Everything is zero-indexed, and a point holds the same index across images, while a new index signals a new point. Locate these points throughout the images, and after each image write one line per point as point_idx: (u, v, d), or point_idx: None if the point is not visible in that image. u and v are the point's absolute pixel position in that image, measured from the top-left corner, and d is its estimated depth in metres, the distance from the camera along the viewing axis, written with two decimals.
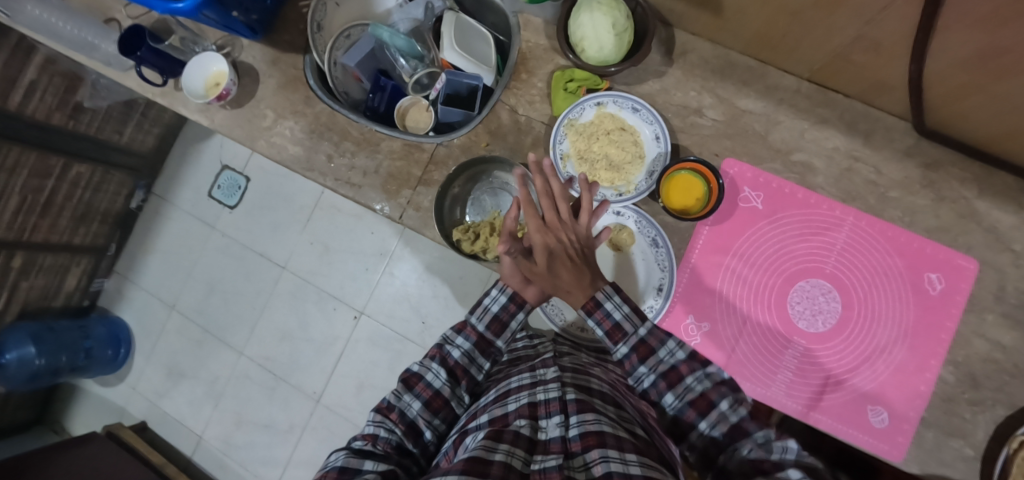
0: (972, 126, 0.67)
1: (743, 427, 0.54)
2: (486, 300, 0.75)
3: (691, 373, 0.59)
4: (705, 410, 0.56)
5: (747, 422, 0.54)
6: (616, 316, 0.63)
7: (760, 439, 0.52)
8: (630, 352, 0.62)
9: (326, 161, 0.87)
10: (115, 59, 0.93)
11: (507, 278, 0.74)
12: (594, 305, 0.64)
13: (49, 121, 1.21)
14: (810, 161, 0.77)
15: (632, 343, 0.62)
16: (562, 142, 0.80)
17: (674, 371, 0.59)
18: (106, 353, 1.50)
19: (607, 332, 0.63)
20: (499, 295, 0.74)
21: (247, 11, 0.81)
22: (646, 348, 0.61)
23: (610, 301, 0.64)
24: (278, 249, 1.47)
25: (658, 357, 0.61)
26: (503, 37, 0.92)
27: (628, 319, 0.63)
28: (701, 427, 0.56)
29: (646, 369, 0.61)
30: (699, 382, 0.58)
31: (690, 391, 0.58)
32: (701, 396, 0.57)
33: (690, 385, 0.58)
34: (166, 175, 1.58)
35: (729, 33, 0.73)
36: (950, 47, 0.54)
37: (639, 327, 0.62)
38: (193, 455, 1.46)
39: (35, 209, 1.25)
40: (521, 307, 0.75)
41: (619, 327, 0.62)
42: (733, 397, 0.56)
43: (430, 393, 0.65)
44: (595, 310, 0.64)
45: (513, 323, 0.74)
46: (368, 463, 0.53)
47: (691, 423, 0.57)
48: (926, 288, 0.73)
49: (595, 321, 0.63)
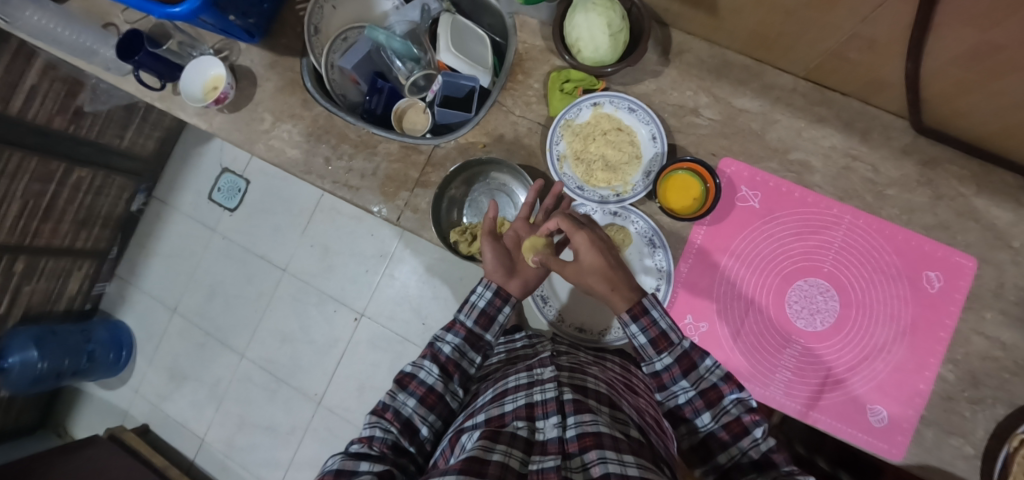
0: (969, 124, 0.66)
1: (771, 458, 0.56)
2: (473, 296, 0.74)
3: (729, 394, 0.60)
4: (739, 435, 0.58)
5: (775, 454, 0.56)
6: (663, 324, 0.64)
7: (785, 470, 0.54)
8: (672, 363, 0.63)
9: (324, 164, 0.87)
10: (113, 64, 0.94)
11: (490, 275, 0.74)
12: (641, 310, 0.65)
13: (51, 126, 1.21)
14: (807, 160, 0.77)
15: (676, 354, 0.63)
16: (559, 143, 0.81)
17: (714, 389, 0.61)
18: (108, 356, 1.51)
19: (651, 339, 0.64)
20: (485, 291, 0.73)
21: (245, 15, 0.81)
22: (689, 362, 0.62)
23: (657, 309, 0.65)
24: (279, 251, 1.48)
25: (699, 372, 0.62)
26: (499, 38, 0.93)
27: (673, 330, 0.64)
28: (732, 451, 0.58)
29: (686, 383, 0.62)
30: (735, 406, 0.60)
31: (726, 413, 0.59)
32: (736, 419, 0.59)
33: (727, 407, 0.60)
34: (167, 178, 1.59)
35: (725, 32, 0.73)
36: (945, 45, 0.54)
37: (684, 339, 0.64)
38: (195, 457, 1.46)
39: (37, 214, 1.25)
40: (507, 301, 0.74)
41: (665, 336, 0.64)
42: (767, 427, 0.58)
43: (423, 390, 0.65)
44: (641, 316, 0.65)
45: (501, 316, 0.73)
46: (364, 464, 0.54)
47: (722, 444, 0.58)
48: (925, 286, 0.73)
49: (639, 327, 0.64)
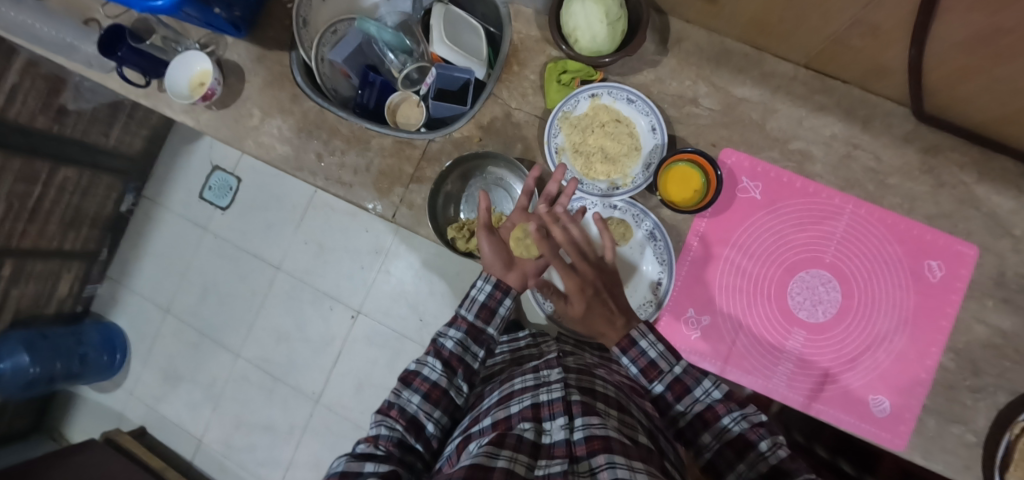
0: (971, 111, 0.66)
1: (784, 470, 0.54)
2: (473, 291, 0.73)
3: (729, 413, 0.60)
4: (744, 451, 0.57)
5: (786, 465, 0.55)
6: (650, 354, 0.65)
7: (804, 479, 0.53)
8: (665, 390, 0.64)
9: (315, 160, 0.85)
10: (96, 60, 0.90)
11: (490, 267, 0.73)
12: (629, 343, 0.66)
13: (33, 125, 1.18)
14: (808, 149, 0.76)
15: (667, 381, 0.65)
16: (556, 136, 0.79)
17: (710, 410, 0.62)
18: (101, 359, 1.48)
19: (641, 369, 0.66)
20: (485, 284, 0.72)
21: (230, 8, 0.78)
22: (681, 387, 0.64)
23: (644, 339, 0.66)
24: (274, 250, 1.46)
25: (694, 395, 0.63)
26: (493, 29, 0.90)
27: (662, 357, 0.65)
28: (739, 469, 0.57)
29: (682, 407, 0.63)
30: (736, 423, 0.59)
31: (727, 431, 0.59)
32: (739, 437, 0.58)
33: (727, 425, 0.59)
34: (156, 177, 1.56)
35: (724, 20, 0.72)
36: (951, 30, 0.53)
37: (673, 365, 0.65)
38: (193, 459, 1.45)
39: (23, 216, 1.23)
40: (508, 293, 0.72)
41: (654, 365, 0.65)
42: (772, 440, 0.57)
43: (427, 386, 0.65)
44: (629, 348, 0.66)
45: (502, 308, 0.72)
46: (369, 465, 0.54)
47: (728, 463, 0.58)
48: (927, 275, 0.72)
49: (629, 359, 0.66)
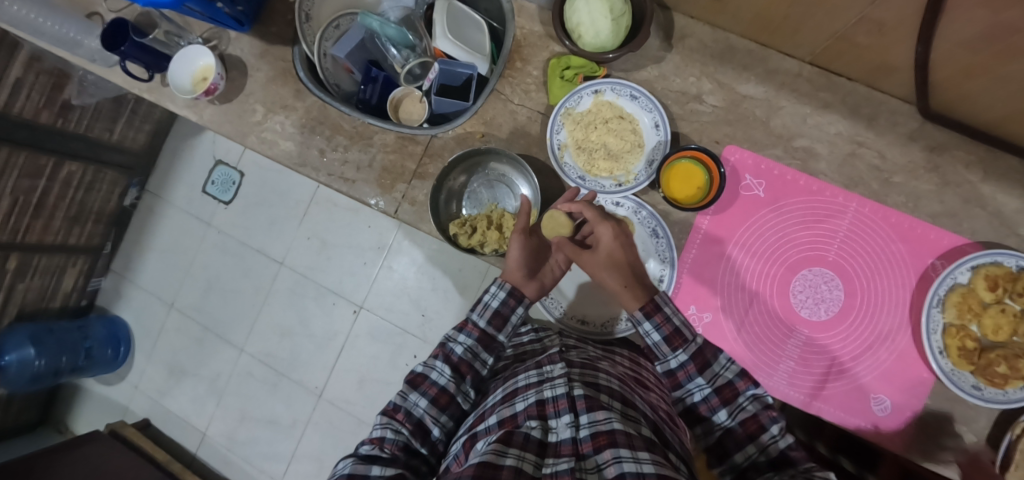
0: (977, 110, 0.65)
1: (791, 456, 0.54)
2: (487, 296, 0.72)
3: (745, 391, 0.60)
4: (756, 432, 0.57)
5: (793, 452, 0.55)
6: (675, 322, 0.63)
7: (802, 468, 0.52)
8: (687, 360, 0.62)
9: (318, 156, 0.86)
10: (99, 54, 0.91)
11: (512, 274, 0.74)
12: (653, 308, 0.64)
13: (38, 120, 1.19)
14: (813, 147, 0.75)
15: (690, 351, 0.62)
16: (559, 132, 0.79)
17: (729, 386, 0.61)
18: (106, 353, 1.49)
19: (665, 337, 0.63)
20: (499, 290, 0.72)
21: (232, 3, 0.78)
22: (703, 360, 0.62)
23: (669, 306, 0.65)
24: (276, 245, 1.46)
25: (714, 370, 0.62)
26: (496, 24, 0.90)
27: (687, 326, 0.64)
28: (748, 451, 0.56)
29: (702, 381, 0.61)
30: (751, 402, 0.59)
31: (743, 410, 0.59)
32: (753, 417, 0.58)
33: (743, 404, 0.59)
34: (159, 172, 1.56)
35: (729, 17, 0.72)
36: (959, 27, 0.52)
37: (698, 336, 0.63)
38: (197, 452, 1.46)
39: (28, 211, 1.23)
40: (521, 302, 0.73)
41: (679, 333, 0.63)
42: (784, 425, 0.57)
43: (436, 390, 0.64)
44: (653, 313, 0.64)
45: (515, 316, 0.72)
46: (375, 469, 0.54)
47: (738, 443, 0.57)
48: (930, 274, 0.72)
49: (653, 324, 0.64)
